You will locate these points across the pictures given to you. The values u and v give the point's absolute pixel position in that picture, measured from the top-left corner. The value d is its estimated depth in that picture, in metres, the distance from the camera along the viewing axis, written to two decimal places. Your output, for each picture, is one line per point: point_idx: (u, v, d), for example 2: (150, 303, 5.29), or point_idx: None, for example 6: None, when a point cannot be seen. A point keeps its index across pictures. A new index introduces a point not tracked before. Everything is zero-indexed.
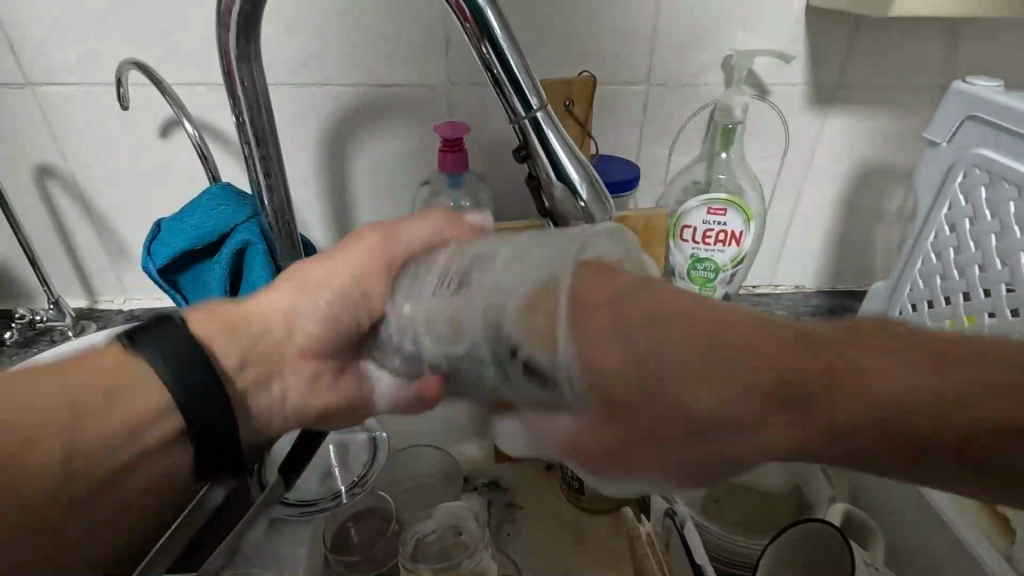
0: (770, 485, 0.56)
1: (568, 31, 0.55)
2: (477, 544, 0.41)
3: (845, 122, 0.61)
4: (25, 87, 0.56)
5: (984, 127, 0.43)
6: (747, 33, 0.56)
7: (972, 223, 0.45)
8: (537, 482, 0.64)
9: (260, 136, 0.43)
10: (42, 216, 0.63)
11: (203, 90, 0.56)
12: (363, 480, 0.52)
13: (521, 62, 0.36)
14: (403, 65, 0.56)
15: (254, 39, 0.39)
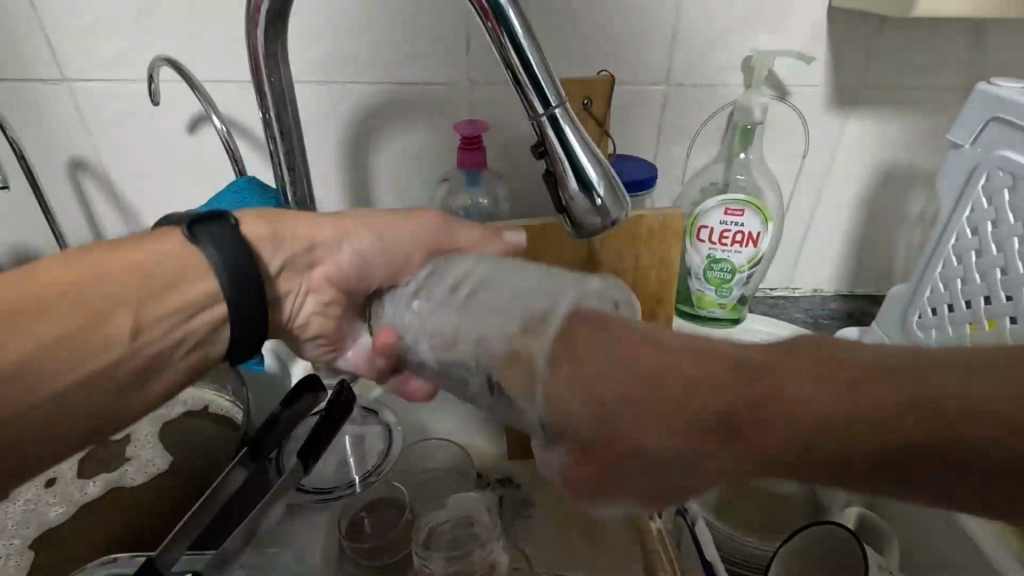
0: (785, 487, 0.56)
1: (588, 30, 0.56)
2: (488, 535, 0.41)
3: (865, 124, 0.60)
4: (63, 82, 0.57)
5: (1007, 128, 0.42)
6: (768, 34, 0.56)
7: (994, 226, 0.44)
8: (549, 480, 0.64)
9: (285, 131, 0.44)
10: (73, 208, 0.65)
11: (231, 86, 0.58)
12: (379, 470, 0.51)
13: (540, 60, 0.37)
14: (424, 64, 0.57)
15: (281, 37, 0.40)
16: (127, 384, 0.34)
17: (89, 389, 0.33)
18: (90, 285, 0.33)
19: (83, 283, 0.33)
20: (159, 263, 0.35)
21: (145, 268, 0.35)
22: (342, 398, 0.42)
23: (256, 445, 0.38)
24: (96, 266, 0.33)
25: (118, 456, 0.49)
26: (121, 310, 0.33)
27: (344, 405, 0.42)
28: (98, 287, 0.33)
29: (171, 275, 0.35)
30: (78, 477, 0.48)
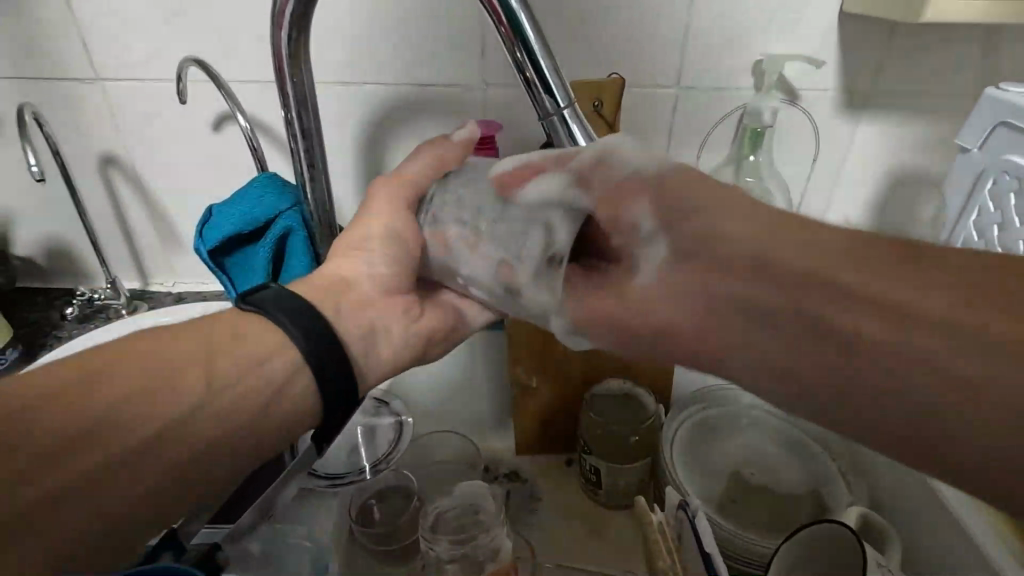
0: (789, 487, 0.57)
1: (600, 33, 0.57)
2: (493, 520, 0.43)
3: (877, 128, 0.60)
4: (96, 82, 0.60)
5: (1014, 132, 0.43)
6: (779, 38, 0.56)
7: (1000, 229, 0.44)
8: (556, 475, 0.65)
9: (306, 129, 0.46)
10: (103, 202, 0.68)
11: (254, 86, 0.60)
12: (389, 457, 0.54)
13: (550, 61, 0.38)
14: (440, 66, 0.59)
15: (304, 39, 0.42)
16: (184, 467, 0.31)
17: (148, 460, 0.30)
18: (137, 364, 0.31)
19: (130, 362, 0.31)
20: (212, 332, 0.34)
21: (195, 338, 0.34)
22: None
23: None
24: (141, 348, 0.32)
25: None
26: (175, 378, 0.31)
27: None
28: (149, 363, 0.31)
29: (223, 340, 0.34)
30: None
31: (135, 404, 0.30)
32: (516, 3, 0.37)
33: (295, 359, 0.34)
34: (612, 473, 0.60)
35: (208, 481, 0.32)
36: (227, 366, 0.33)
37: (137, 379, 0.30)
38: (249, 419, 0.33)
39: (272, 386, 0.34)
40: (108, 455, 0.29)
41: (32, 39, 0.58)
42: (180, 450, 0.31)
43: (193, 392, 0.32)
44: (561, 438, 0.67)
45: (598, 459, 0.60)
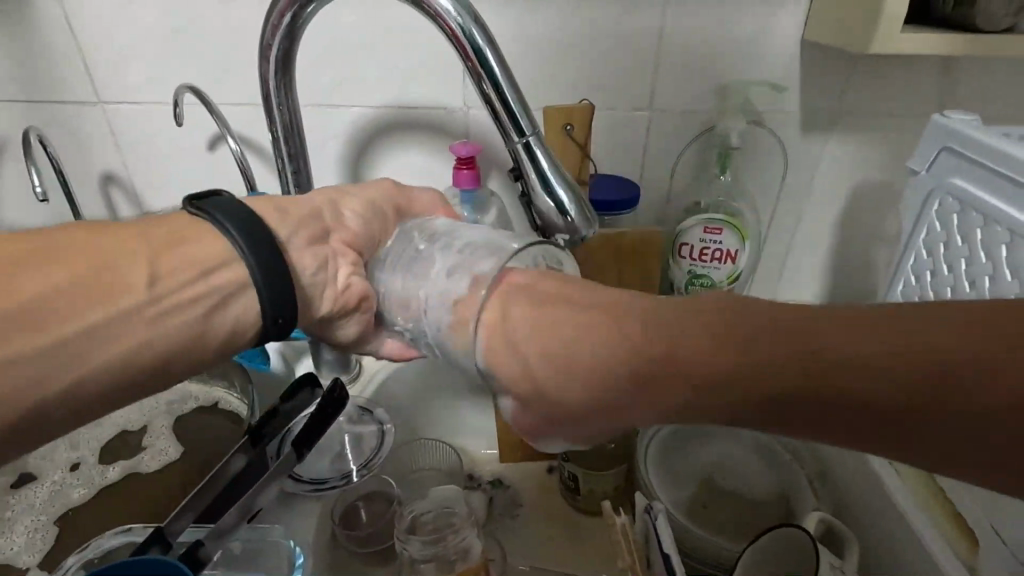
0: (757, 492, 0.59)
1: (575, 59, 0.60)
2: (466, 522, 0.45)
3: (841, 149, 0.63)
4: (98, 104, 0.63)
5: (955, 157, 0.46)
6: (744, 64, 0.59)
7: (946, 247, 0.47)
8: (537, 481, 0.68)
9: (292, 152, 0.49)
10: (103, 217, 0.71)
11: (247, 109, 0.63)
12: (372, 462, 0.55)
13: (516, 94, 0.41)
14: (425, 91, 0.62)
15: (291, 70, 0.45)
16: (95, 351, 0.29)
17: (85, 337, 0.28)
18: (51, 261, 0.28)
19: (56, 257, 0.29)
20: (161, 236, 0.33)
21: (126, 245, 0.31)
22: (335, 393, 0.45)
23: (258, 433, 0.41)
24: (74, 243, 0.30)
25: (136, 445, 0.55)
26: (121, 276, 0.30)
27: (338, 399, 0.45)
28: (84, 258, 0.29)
29: (172, 243, 0.32)
30: (98, 462, 0.53)
31: (60, 294, 0.28)
32: (482, 41, 0.40)
33: (244, 273, 0.33)
34: (589, 480, 0.62)
35: (131, 380, 0.30)
36: (173, 269, 0.31)
37: (57, 275, 0.28)
38: (177, 338, 0.32)
39: (216, 298, 0.32)
40: (23, 339, 0.27)
41: (38, 64, 0.61)
42: (92, 350, 0.29)
43: (129, 297, 0.30)
44: (541, 447, 0.69)
45: (576, 466, 0.62)
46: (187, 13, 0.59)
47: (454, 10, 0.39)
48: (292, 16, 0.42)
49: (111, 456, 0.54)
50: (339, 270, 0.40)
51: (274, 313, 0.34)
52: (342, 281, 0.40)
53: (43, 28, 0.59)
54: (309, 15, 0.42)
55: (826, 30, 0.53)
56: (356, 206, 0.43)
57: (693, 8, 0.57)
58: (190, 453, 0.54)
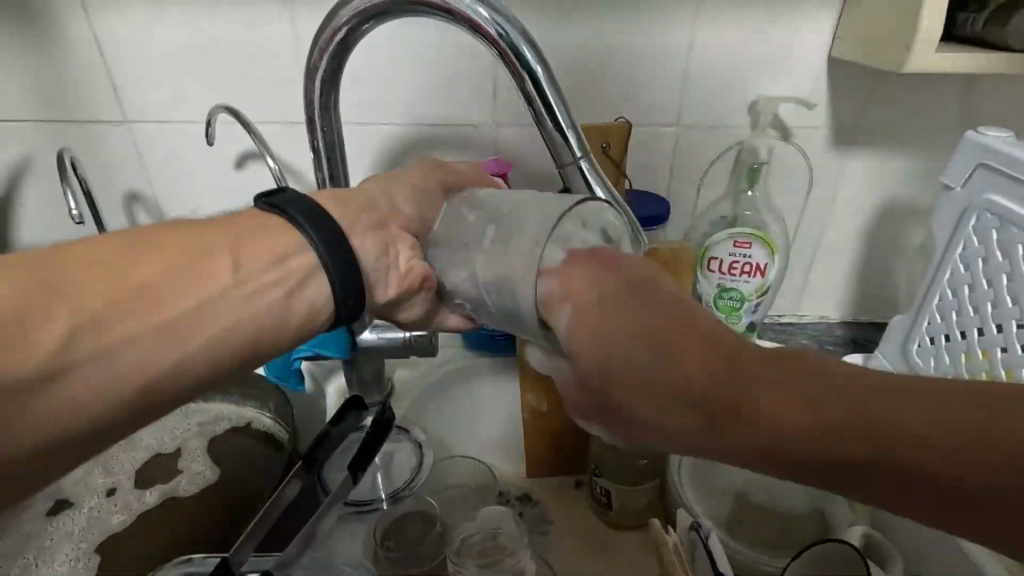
0: (794, 507, 0.59)
1: (605, 76, 0.60)
2: (517, 544, 0.45)
3: (867, 163, 0.64)
4: (124, 124, 0.63)
5: (993, 174, 0.46)
6: (771, 80, 0.60)
7: (984, 262, 0.48)
8: (565, 497, 0.67)
9: (334, 173, 0.49)
10: (127, 236, 0.70)
11: (276, 126, 0.63)
12: (413, 483, 0.58)
13: (566, 114, 0.41)
14: (455, 108, 0.62)
15: (335, 90, 0.45)
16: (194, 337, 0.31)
17: (187, 326, 0.31)
18: (147, 253, 0.31)
19: (153, 250, 0.31)
20: (238, 229, 0.35)
21: (209, 236, 0.34)
22: (383, 415, 0.45)
23: (311, 458, 0.40)
24: (165, 238, 0.32)
25: (171, 469, 0.55)
26: (206, 266, 0.32)
27: (386, 422, 0.45)
28: (173, 250, 0.32)
29: (249, 232, 0.35)
30: (135, 487, 0.54)
31: (156, 284, 0.31)
32: (534, 60, 0.39)
33: (312, 259, 0.35)
34: (622, 496, 0.62)
35: (220, 356, 0.33)
36: (251, 255, 0.34)
37: (153, 266, 0.31)
38: (263, 319, 0.34)
39: (291, 280, 0.34)
40: (129, 325, 0.29)
41: (64, 85, 0.61)
42: (188, 332, 0.31)
43: (215, 283, 0.32)
44: (564, 463, 0.68)
45: (606, 481, 0.62)
46: (217, 34, 0.58)
47: (505, 30, 0.39)
48: (343, 38, 0.42)
49: (149, 478, 0.55)
50: (399, 254, 0.41)
51: (342, 294, 0.36)
52: (403, 265, 0.41)
53: (71, 48, 0.59)
54: (359, 36, 0.42)
55: (857, 49, 0.54)
56: (400, 213, 0.43)
57: (723, 26, 0.57)
58: (225, 475, 0.54)
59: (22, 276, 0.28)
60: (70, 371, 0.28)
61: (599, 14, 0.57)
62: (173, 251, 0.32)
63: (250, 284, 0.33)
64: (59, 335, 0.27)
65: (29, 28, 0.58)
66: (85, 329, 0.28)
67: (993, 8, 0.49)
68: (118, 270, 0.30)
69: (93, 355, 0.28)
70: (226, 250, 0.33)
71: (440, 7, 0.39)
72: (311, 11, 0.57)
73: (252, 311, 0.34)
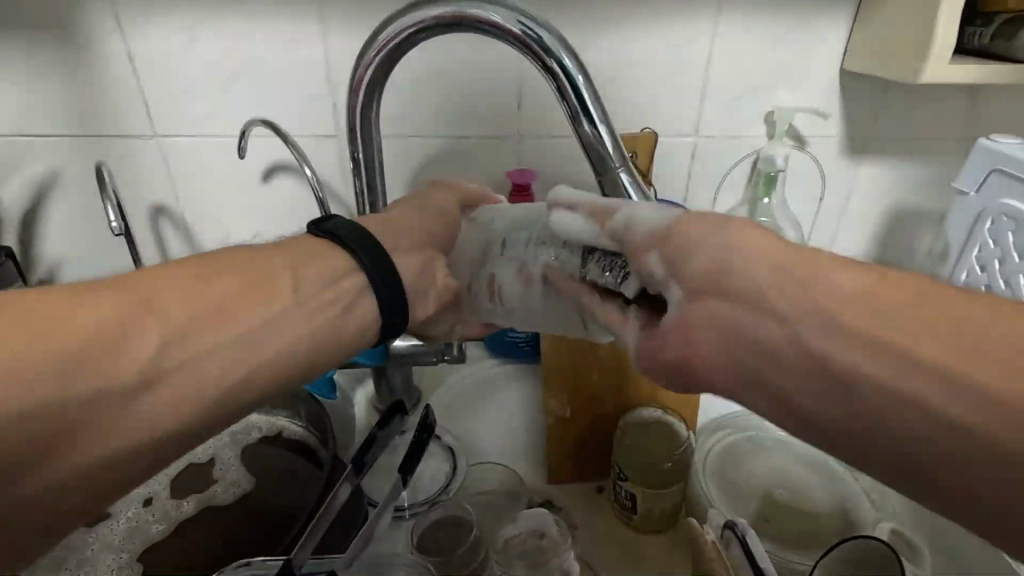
0: (820, 506, 0.59)
1: (627, 89, 0.62)
2: (560, 545, 0.46)
3: (879, 170, 0.66)
4: (154, 138, 0.64)
5: (1007, 179, 0.48)
6: (787, 92, 0.62)
7: (1001, 263, 0.50)
8: (587, 500, 0.66)
9: (372, 184, 0.50)
10: (150, 248, 0.71)
11: (306, 140, 0.64)
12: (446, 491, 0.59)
13: (608, 124, 0.42)
14: (480, 121, 0.64)
15: (376, 104, 0.46)
16: (257, 356, 0.31)
17: (253, 343, 0.31)
18: (213, 279, 0.31)
19: (219, 274, 0.31)
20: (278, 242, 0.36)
21: (269, 261, 0.33)
22: (426, 419, 0.46)
23: (360, 463, 0.41)
24: (230, 264, 0.32)
25: (207, 478, 0.55)
26: (268, 290, 0.32)
27: (429, 425, 0.46)
28: (237, 276, 0.32)
29: (305, 256, 0.35)
30: (172, 496, 0.54)
31: (226, 306, 0.30)
32: (576, 70, 0.40)
33: (359, 281, 0.36)
34: (650, 500, 0.60)
35: (284, 377, 0.32)
36: (307, 280, 0.34)
37: (220, 290, 0.31)
38: (320, 340, 0.34)
39: (345, 299, 0.35)
40: (206, 338, 0.29)
41: (96, 100, 0.62)
42: (257, 352, 0.31)
43: (278, 304, 0.32)
44: (585, 468, 0.67)
45: (633, 485, 0.60)
46: (250, 51, 0.60)
47: (549, 43, 0.40)
48: (392, 50, 0.43)
49: (183, 488, 0.55)
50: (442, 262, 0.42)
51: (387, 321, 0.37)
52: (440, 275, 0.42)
53: (105, 65, 0.60)
54: (407, 48, 0.43)
55: (870, 62, 0.56)
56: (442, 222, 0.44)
57: (741, 40, 0.60)
58: (261, 482, 0.55)
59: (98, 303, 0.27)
60: (145, 388, 0.27)
61: (622, 30, 0.59)
62: (236, 271, 0.32)
63: (309, 302, 0.33)
64: (139, 354, 0.27)
65: (65, 46, 0.59)
66: (169, 344, 0.28)
67: (1000, 23, 0.51)
68: (187, 286, 0.30)
69: (172, 375, 0.28)
70: (287, 269, 0.34)
71: (491, 21, 0.40)
72: (342, 29, 0.59)
73: (310, 329, 0.33)
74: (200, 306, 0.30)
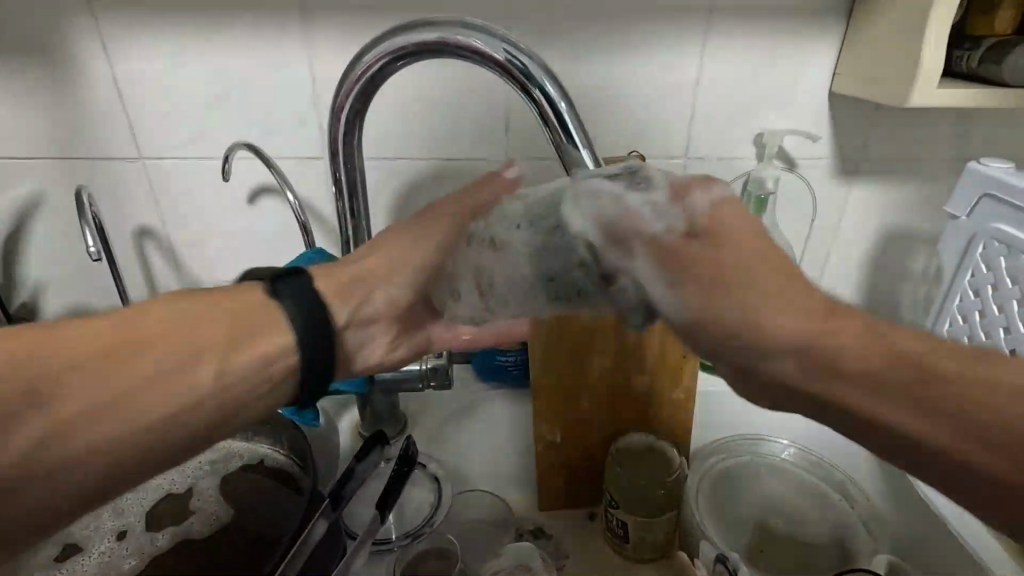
0: (816, 536, 0.57)
1: (615, 113, 0.62)
2: None
3: (871, 190, 0.66)
4: (139, 161, 0.63)
5: (997, 204, 0.48)
6: (777, 115, 0.62)
7: (994, 289, 0.49)
8: (578, 527, 0.64)
9: (355, 209, 0.50)
10: (135, 269, 0.70)
11: (292, 161, 0.64)
12: (432, 520, 0.57)
13: (591, 149, 0.41)
14: (467, 142, 0.64)
15: (357, 129, 0.46)
16: (150, 435, 0.30)
17: (148, 426, 0.30)
18: (181, 323, 0.32)
19: (159, 325, 0.31)
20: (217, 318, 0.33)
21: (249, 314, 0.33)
22: (407, 451, 0.46)
23: (337, 495, 0.40)
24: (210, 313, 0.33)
25: (184, 509, 0.54)
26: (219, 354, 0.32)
27: (409, 458, 0.46)
28: (139, 348, 0.30)
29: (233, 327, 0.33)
30: (146, 530, 0.53)
31: (121, 390, 0.29)
32: (556, 95, 0.40)
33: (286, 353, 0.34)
34: (642, 527, 0.58)
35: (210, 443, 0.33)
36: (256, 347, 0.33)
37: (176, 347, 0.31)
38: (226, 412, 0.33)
39: (265, 375, 0.33)
40: (97, 426, 0.29)
41: (82, 123, 0.61)
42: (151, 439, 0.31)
43: (178, 388, 0.31)
44: (578, 494, 0.65)
45: (624, 513, 0.58)
46: (236, 75, 0.59)
47: (529, 68, 0.39)
48: (371, 78, 0.43)
49: (158, 518, 0.54)
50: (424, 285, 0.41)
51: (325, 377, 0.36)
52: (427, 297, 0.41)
53: (90, 89, 0.60)
54: (387, 75, 0.43)
55: (858, 84, 0.56)
56: None
57: (728, 62, 0.59)
58: (238, 513, 0.53)
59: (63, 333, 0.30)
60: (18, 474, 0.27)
61: (609, 55, 0.59)
62: (147, 340, 0.31)
63: (219, 379, 0.32)
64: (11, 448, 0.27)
65: (49, 71, 0.59)
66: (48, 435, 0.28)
67: (987, 46, 0.51)
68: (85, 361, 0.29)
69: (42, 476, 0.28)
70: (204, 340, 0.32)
71: (470, 46, 0.40)
72: (328, 51, 0.58)
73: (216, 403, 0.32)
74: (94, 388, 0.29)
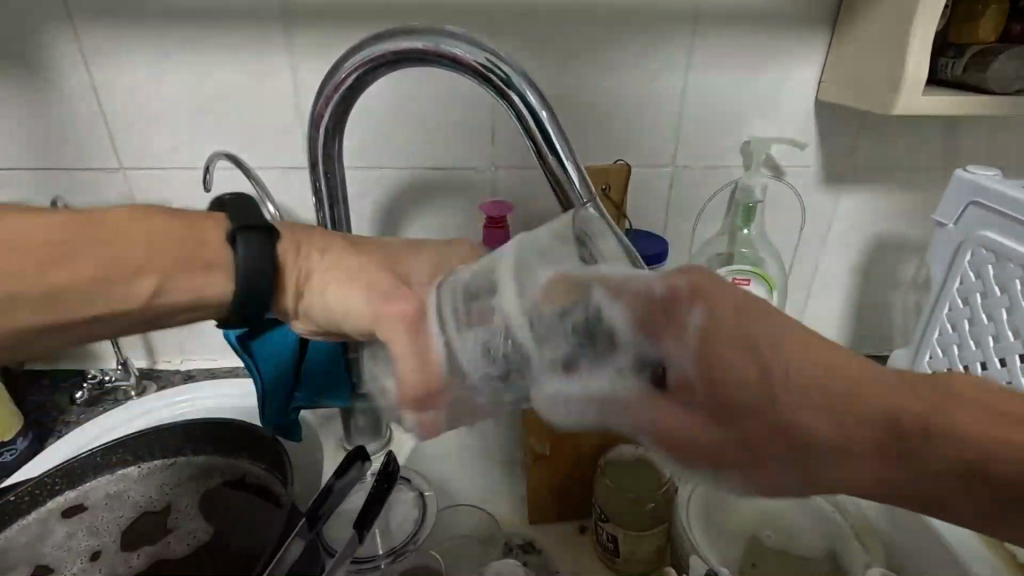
0: (807, 549, 0.56)
1: (602, 122, 0.62)
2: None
3: (858, 198, 0.65)
4: (119, 171, 0.62)
5: (985, 211, 0.47)
6: (764, 123, 0.62)
7: (982, 297, 0.49)
8: (568, 542, 0.62)
9: (336, 220, 0.49)
10: None
11: (275, 172, 0.63)
12: (416, 537, 0.56)
13: (573, 157, 0.40)
14: (452, 153, 0.63)
15: (338, 140, 0.45)
16: (93, 298, 0.34)
17: (95, 299, 0.34)
18: (138, 237, 0.35)
19: (120, 228, 0.35)
20: (180, 246, 0.35)
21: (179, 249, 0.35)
22: (388, 467, 0.45)
23: (315, 514, 0.39)
24: (154, 240, 0.35)
25: (161, 527, 0.54)
26: (123, 284, 0.34)
27: (391, 474, 0.45)
28: (109, 232, 0.34)
29: (186, 259, 0.35)
30: (122, 549, 0.53)
31: (76, 245, 0.33)
32: (538, 105, 0.39)
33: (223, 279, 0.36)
34: (632, 541, 0.57)
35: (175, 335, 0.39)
36: (177, 293, 0.35)
37: (79, 268, 0.33)
38: (176, 304, 0.36)
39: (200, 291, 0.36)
40: (78, 268, 0.33)
41: (59, 133, 0.60)
42: (103, 302, 0.34)
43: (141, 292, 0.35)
44: (569, 506, 0.64)
45: (615, 526, 0.57)
46: (218, 84, 0.59)
47: (510, 77, 0.39)
48: (349, 88, 0.42)
49: (134, 536, 0.53)
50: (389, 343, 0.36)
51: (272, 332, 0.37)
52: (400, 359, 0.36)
53: (68, 99, 0.59)
54: (366, 84, 0.42)
55: (844, 92, 0.56)
56: None
57: (712, 71, 0.59)
58: (217, 531, 0.52)
59: (10, 216, 0.33)
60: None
61: (594, 62, 0.59)
62: (112, 234, 0.34)
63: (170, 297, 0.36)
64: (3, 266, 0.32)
65: (26, 81, 0.58)
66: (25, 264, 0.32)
67: (971, 54, 0.51)
68: (63, 249, 0.33)
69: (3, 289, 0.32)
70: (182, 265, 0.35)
71: (450, 55, 0.39)
72: (309, 60, 0.58)
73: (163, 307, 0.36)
74: (84, 262, 0.34)
